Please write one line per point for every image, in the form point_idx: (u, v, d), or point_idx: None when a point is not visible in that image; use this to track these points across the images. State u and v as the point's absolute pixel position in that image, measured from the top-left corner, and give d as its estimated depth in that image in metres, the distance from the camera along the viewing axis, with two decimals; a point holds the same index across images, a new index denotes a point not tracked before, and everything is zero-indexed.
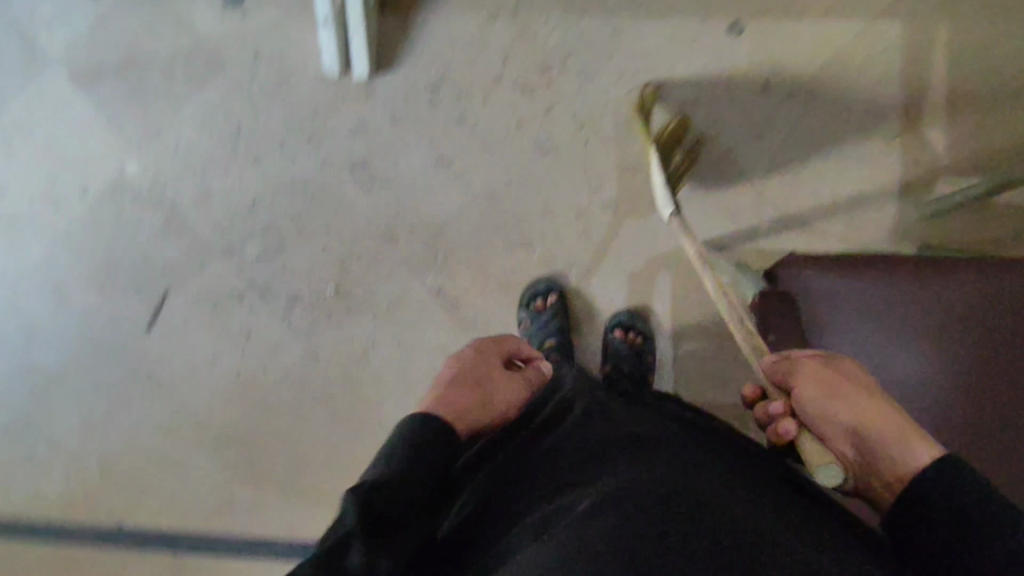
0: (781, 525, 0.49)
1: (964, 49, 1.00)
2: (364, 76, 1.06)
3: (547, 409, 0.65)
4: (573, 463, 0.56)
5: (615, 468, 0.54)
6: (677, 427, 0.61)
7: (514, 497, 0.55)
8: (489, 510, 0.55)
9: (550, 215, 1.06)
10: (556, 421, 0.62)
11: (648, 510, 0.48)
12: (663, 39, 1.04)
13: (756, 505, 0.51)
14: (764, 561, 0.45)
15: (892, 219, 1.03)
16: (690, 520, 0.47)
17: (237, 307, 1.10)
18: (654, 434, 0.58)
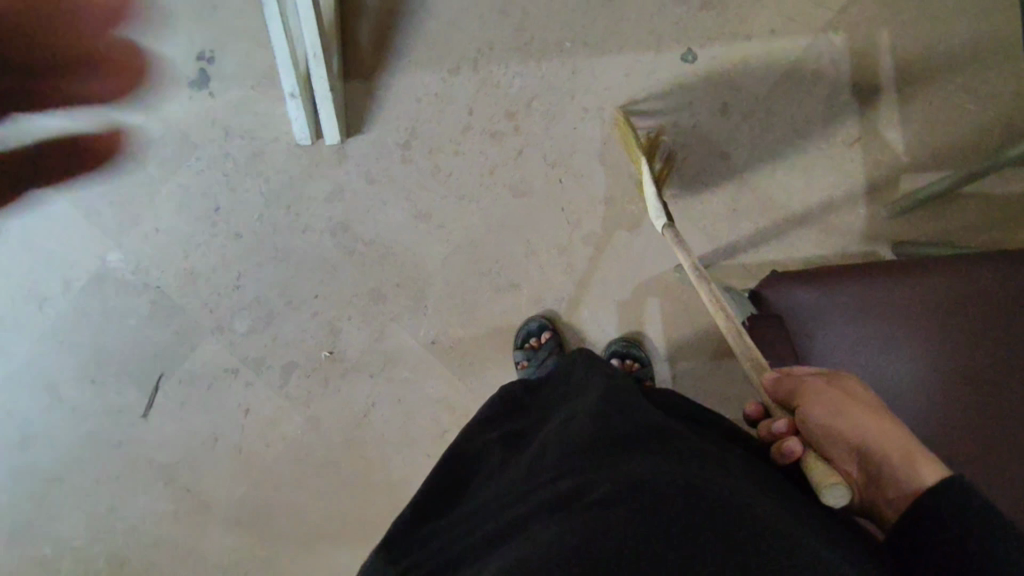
0: (792, 513, 0.49)
1: (908, 52, 1.05)
2: (335, 140, 1.07)
3: (553, 422, 0.66)
4: (586, 463, 0.56)
5: (631, 461, 0.53)
6: (677, 422, 0.62)
7: (527, 496, 0.55)
8: (504, 515, 0.55)
9: (534, 255, 1.07)
10: (572, 426, 0.62)
11: (658, 498, 0.48)
12: (622, 73, 1.08)
13: (766, 492, 0.51)
14: (770, 541, 0.45)
15: (864, 221, 1.06)
16: (697, 506, 0.47)
17: (233, 383, 1.09)
18: (672, 429, 0.58)
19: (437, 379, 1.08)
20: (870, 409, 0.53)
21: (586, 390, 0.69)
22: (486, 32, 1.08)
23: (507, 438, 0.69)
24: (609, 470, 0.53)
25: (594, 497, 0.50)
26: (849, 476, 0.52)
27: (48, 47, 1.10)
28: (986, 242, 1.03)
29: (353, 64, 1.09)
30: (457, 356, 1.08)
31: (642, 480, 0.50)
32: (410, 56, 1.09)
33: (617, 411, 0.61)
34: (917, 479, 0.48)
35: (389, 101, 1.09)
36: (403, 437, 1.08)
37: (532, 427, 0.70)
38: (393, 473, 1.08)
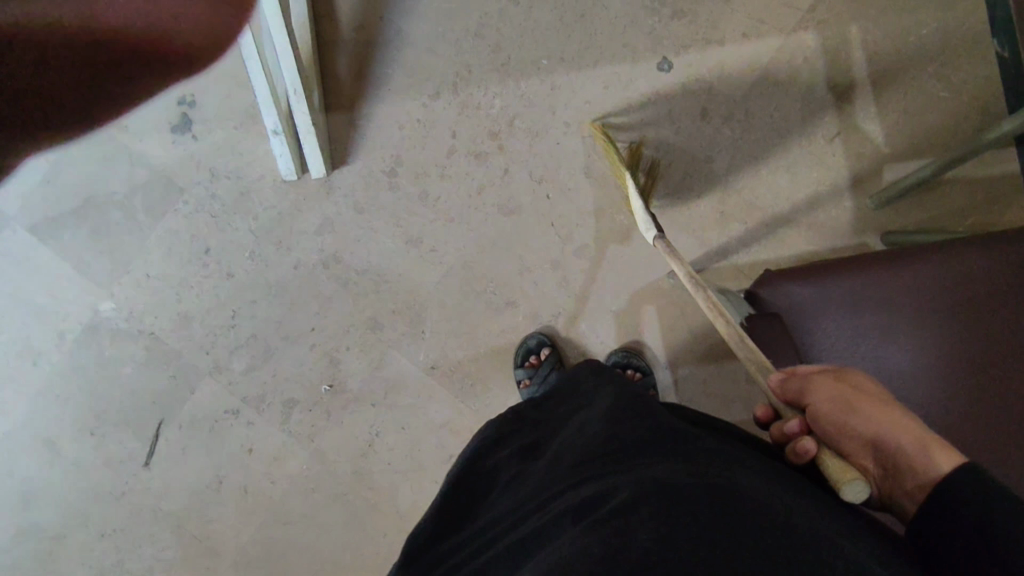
0: (812, 510, 0.49)
1: (878, 44, 1.07)
2: (321, 173, 1.08)
3: (564, 436, 0.66)
4: (603, 471, 0.55)
5: (648, 466, 0.53)
6: (689, 426, 0.62)
7: (551, 507, 0.55)
8: (526, 529, 0.54)
9: (527, 272, 1.08)
10: (584, 438, 0.62)
11: (681, 500, 0.48)
12: (599, 86, 1.09)
13: (785, 490, 0.50)
14: (796, 536, 0.45)
15: (852, 213, 1.06)
16: (721, 505, 0.47)
17: (234, 424, 1.08)
18: (688, 435, 0.58)
19: (439, 404, 1.07)
20: (880, 402, 0.53)
21: (596, 402, 0.69)
22: (463, 55, 1.09)
23: (519, 453, 0.68)
24: (628, 474, 0.53)
25: (617, 502, 0.49)
26: (866, 469, 0.52)
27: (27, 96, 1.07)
28: (973, 225, 1.04)
29: (333, 97, 1.10)
30: (458, 379, 1.07)
31: (664, 482, 0.49)
32: (390, 85, 1.10)
33: (629, 420, 0.61)
34: (933, 468, 0.47)
35: (369, 131, 1.09)
36: (409, 465, 1.07)
37: (543, 438, 0.70)
38: (402, 502, 1.07)
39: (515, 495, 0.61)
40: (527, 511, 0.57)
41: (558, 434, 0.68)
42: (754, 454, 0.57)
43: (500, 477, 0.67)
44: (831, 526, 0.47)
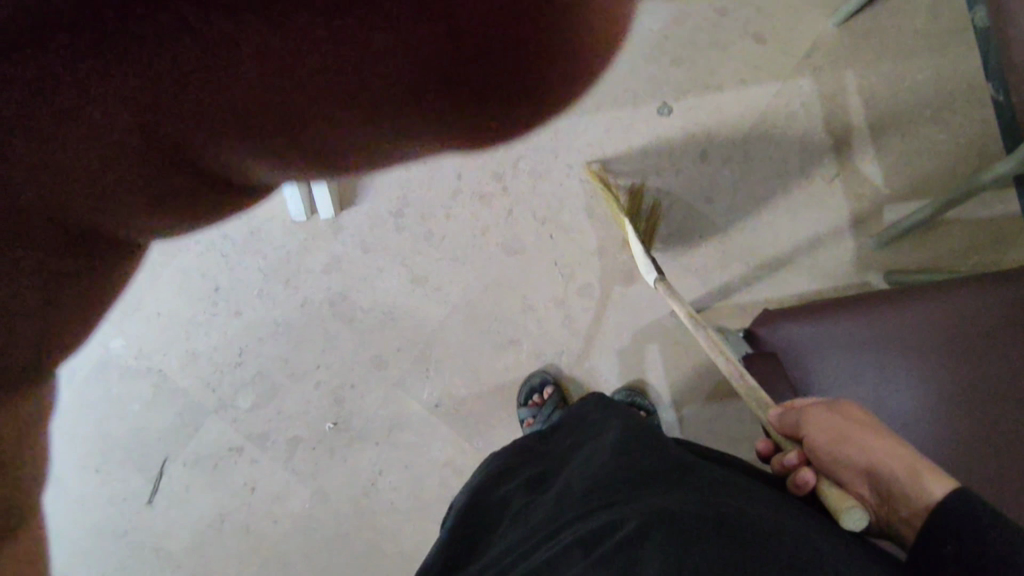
0: (814, 534, 0.48)
1: (873, 89, 1.10)
2: (329, 215, 1.10)
3: (569, 467, 0.66)
4: (609, 499, 0.55)
5: (655, 493, 0.53)
6: (693, 457, 0.62)
7: (558, 535, 0.55)
8: (533, 560, 0.54)
9: (531, 311, 1.09)
10: (589, 469, 0.62)
11: (689, 525, 0.47)
12: (602, 129, 1.12)
13: (788, 515, 0.50)
14: (799, 559, 0.44)
15: (852, 252, 1.08)
16: (727, 531, 0.47)
17: (239, 462, 1.08)
18: (693, 465, 0.58)
19: (443, 442, 1.08)
20: (870, 429, 0.53)
21: (602, 432, 0.69)
22: None
23: (526, 484, 0.68)
24: (634, 502, 0.53)
25: (626, 529, 0.49)
26: (864, 498, 0.51)
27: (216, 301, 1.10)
28: (977, 264, 1.05)
29: None
30: (462, 416, 1.08)
31: (669, 508, 0.49)
32: None
33: (633, 449, 0.62)
34: (925, 494, 0.47)
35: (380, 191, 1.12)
36: (412, 505, 1.06)
37: (548, 469, 0.70)
38: (404, 543, 1.06)
39: (521, 527, 0.61)
40: (533, 541, 0.56)
41: (562, 465, 0.69)
42: (758, 484, 0.57)
43: (505, 511, 0.67)
44: (835, 553, 0.46)
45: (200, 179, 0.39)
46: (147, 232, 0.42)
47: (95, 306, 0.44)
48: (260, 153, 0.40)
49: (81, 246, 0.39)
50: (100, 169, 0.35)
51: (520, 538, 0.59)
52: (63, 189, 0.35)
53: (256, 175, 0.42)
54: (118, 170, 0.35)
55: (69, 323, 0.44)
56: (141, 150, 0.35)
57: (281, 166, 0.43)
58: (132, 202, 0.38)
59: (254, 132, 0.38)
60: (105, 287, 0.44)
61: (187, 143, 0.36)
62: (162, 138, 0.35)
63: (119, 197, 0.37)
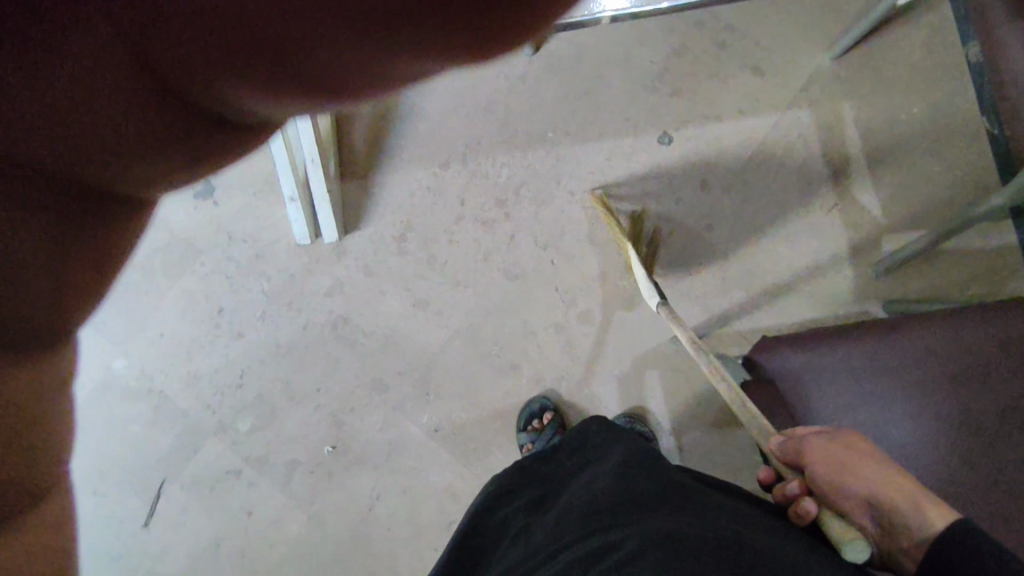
0: (814, 560, 0.48)
1: (870, 122, 1.12)
2: (333, 238, 1.11)
3: (570, 489, 0.66)
4: (610, 520, 0.55)
5: (655, 515, 0.53)
6: (694, 481, 0.62)
7: (559, 556, 0.54)
8: None
9: (531, 336, 1.09)
10: (590, 491, 0.62)
11: (689, 546, 0.47)
12: (604, 157, 1.13)
13: (787, 540, 0.50)
14: None
15: (851, 281, 1.09)
16: (727, 553, 0.47)
17: (236, 485, 1.07)
18: (694, 490, 0.58)
19: (442, 467, 1.07)
20: (873, 461, 0.53)
21: (605, 456, 0.69)
22: (472, 128, 1.15)
23: (527, 507, 0.68)
24: (635, 524, 0.53)
25: (625, 549, 0.49)
26: (865, 528, 0.51)
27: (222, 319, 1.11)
28: (975, 295, 1.06)
29: (349, 166, 1.14)
30: (461, 441, 1.08)
31: (669, 531, 0.49)
32: (403, 156, 1.14)
33: (635, 473, 0.62)
34: (928, 526, 0.47)
35: (414, 137, 1.15)
36: (409, 531, 1.06)
37: (549, 491, 0.70)
38: (401, 570, 1.05)
39: (521, 549, 0.61)
40: (533, 563, 0.56)
41: (563, 488, 0.69)
42: (757, 510, 0.57)
43: (505, 533, 0.66)
44: None
45: (201, 120, 0.21)
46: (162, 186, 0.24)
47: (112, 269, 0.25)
48: (271, 86, 0.20)
49: (64, 197, 0.21)
50: (70, 120, 0.19)
51: (520, 560, 0.58)
52: (82, 152, 0.20)
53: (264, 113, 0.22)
54: (147, 128, 0.20)
55: (57, 317, 0.24)
56: (133, 78, 0.18)
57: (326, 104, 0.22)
58: (112, 164, 0.21)
59: (268, 64, 0.19)
60: (110, 238, 0.24)
61: (184, 73, 0.18)
62: (162, 61, 0.18)
63: (135, 146, 0.21)
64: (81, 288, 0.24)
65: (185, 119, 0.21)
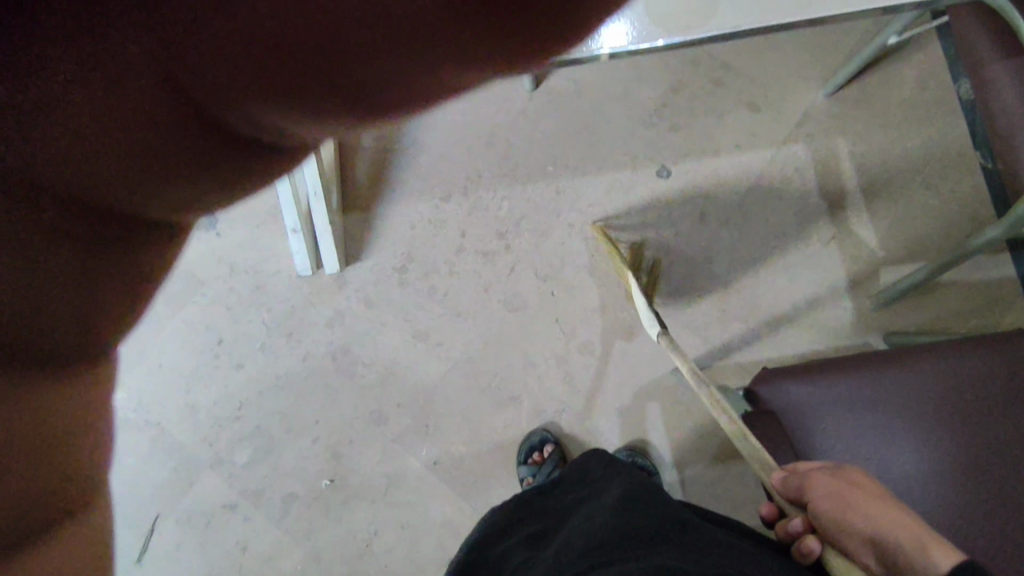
0: None
1: (866, 157, 1.13)
2: (334, 269, 1.12)
3: (570, 522, 0.66)
4: (609, 554, 0.55)
5: (655, 550, 0.53)
6: (694, 517, 0.62)
7: None
8: None
9: (531, 368, 1.09)
10: (590, 524, 0.61)
11: None
12: (603, 190, 1.15)
13: None
14: None
15: (851, 313, 1.09)
16: None
17: (231, 520, 1.06)
18: (695, 525, 0.58)
19: (441, 501, 1.06)
20: (877, 499, 0.52)
21: (605, 489, 0.69)
22: (473, 161, 1.16)
23: (525, 541, 0.67)
24: (634, 559, 0.52)
25: None
26: (867, 567, 0.50)
27: (218, 352, 1.11)
28: (975, 327, 1.06)
29: (351, 200, 1.16)
30: (460, 475, 1.06)
31: (668, 565, 0.49)
32: (404, 189, 1.16)
33: (636, 507, 0.61)
34: (925, 561, 0.45)
35: (415, 169, 1.16)
36: (407, 568, 1.03)
37: (549, 525, 0.69)
38: None
39: None
40: None
41: (564, 521, 0.68)
42: (758, 546, 0.57)
43: (502, 566, 0.65)
44: None
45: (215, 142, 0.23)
46: (187, 202, 0.25)
47: (141, 283, 0.26)
48: (293, 102, 0.22)
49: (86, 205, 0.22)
50: (91, 114, 0.20)
51: None
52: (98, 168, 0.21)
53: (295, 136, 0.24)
54: (167, 136, 0.21)
55: (84, 328, 0.25)
56: (160, 90, 0.20)
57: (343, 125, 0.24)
58: (125, 165, 0.22)
59: (285, 73, 0.21)
60: (129, 256, 0.25)
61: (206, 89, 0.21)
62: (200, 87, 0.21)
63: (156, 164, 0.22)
64: (96, 301, 0.25)
65: (205, 135, 0.22)
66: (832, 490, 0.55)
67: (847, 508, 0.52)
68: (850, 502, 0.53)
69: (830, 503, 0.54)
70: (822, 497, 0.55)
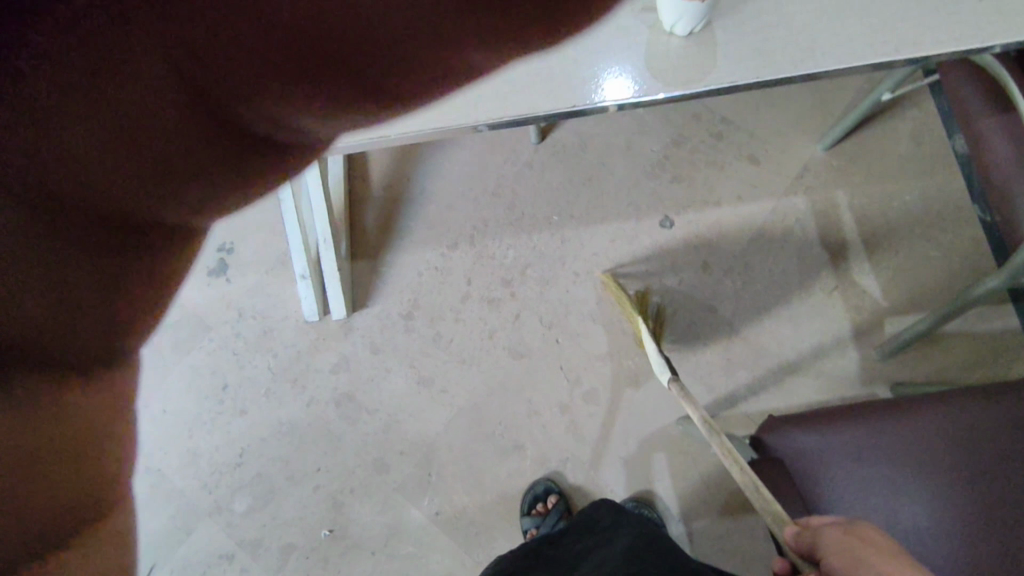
0: None
1: (865, 209, 1.15)
2: (340, 315, 1.13)
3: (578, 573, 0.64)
4: None
5: None
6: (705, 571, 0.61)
7: None
8: None
9: (536, 416, 1.08)
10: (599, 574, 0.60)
11: None
12: (607, 239, 1.17)
13: None
14: None
15: (856, 362, 1.09)
16: None
17: (227, 571, 1.04)
18: None
19: (442, 554, 1.03)
20: (890, 557, 0.50)
21: (614, 541, 0.68)
22: (479, 211, 1.19)
23: None
24: None
25: None
26: None
27: (221, 397, 1.11)
28: (982, 378, 1.06)
29: (359, 246, 1.18)
30: (463, 526, 1.04)
31: None
32: (412, 236, 1.18)
33: (646, 559, 0.60)
34: None
35: (424, 218, 1.19)
36: None
37: None
38: None
39: None
40: None
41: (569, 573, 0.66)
42: None
43: None
44: None
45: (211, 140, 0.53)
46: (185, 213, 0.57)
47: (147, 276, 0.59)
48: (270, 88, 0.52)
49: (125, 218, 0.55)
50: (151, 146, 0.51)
51: None
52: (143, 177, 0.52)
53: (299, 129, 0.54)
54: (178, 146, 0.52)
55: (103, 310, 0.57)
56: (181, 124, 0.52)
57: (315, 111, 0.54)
58: (147, 172, 0.52)
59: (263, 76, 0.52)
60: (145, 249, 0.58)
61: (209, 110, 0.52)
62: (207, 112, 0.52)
63: (175, 170, 0.53)
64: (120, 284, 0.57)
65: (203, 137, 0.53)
66: (845, 546, 0.53)
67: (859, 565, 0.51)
68: (861, 557, 0.51)
69: (841, 558, 0.52)
70: (833, 552, 0.53)
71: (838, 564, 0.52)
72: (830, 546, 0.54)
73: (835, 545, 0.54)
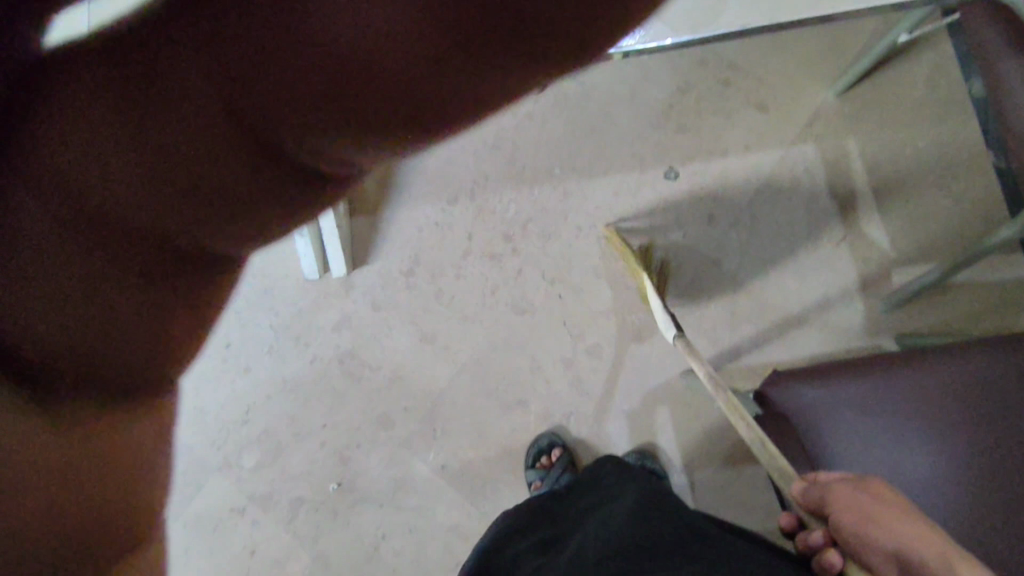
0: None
1: (877, 157, 1.12)
2: (341, 273, 1.12)
3: (584, 527, 0.65)
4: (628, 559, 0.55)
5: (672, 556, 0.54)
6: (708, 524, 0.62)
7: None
8: None
9: (539, 371, 1.08)
10: (606, 528, 0.61)
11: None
12: (611, 192, 1.14)
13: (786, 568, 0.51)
14: None
15: (862, 315, 1.08)
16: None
17: (239, 523, 1.06)
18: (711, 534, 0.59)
19: (449, 505, 1.06)
20: (903, 516, 0.51)
21: (619, 496, 0.68)
22: (480, 165, 1.16)
23: (538, 544, 0.67)
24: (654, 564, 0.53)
25: None
26: None
27: (226, 356, 1.11)
28: (990, 328, 1.05)
29: (358, 201, 1.15)
30: (468, 479, 1.06)
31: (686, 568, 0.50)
32: (412, 191, 1.15)
33: (653, 514, 0.62)
34: None
35: (423, 172, 1.16)
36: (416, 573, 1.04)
37: (561, 529, 0.69)
38: None
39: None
40: None
41: (577, 526, 0.67)
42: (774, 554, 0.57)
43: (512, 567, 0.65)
44: None
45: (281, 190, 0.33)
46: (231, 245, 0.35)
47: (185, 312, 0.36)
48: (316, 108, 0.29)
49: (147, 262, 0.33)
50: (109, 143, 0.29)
51: None
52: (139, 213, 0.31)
53: (351, 162, 0.33)
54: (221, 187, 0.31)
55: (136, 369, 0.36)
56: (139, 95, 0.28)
57: (370, 137, 0.30)
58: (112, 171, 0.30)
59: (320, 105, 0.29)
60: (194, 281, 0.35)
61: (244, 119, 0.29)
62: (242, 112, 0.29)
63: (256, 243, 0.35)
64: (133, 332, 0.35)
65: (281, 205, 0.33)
66: (856, 503, 0.53)
67: (872, 523, 0.51)
68: (875, 517, 0.51)
69: (852, 515, 0.52)
70: (844, 508, 0.53)
71: (848, 523, 0.52)
72: (841, 502, 0.54)
73: (846, 501, 0.54)
